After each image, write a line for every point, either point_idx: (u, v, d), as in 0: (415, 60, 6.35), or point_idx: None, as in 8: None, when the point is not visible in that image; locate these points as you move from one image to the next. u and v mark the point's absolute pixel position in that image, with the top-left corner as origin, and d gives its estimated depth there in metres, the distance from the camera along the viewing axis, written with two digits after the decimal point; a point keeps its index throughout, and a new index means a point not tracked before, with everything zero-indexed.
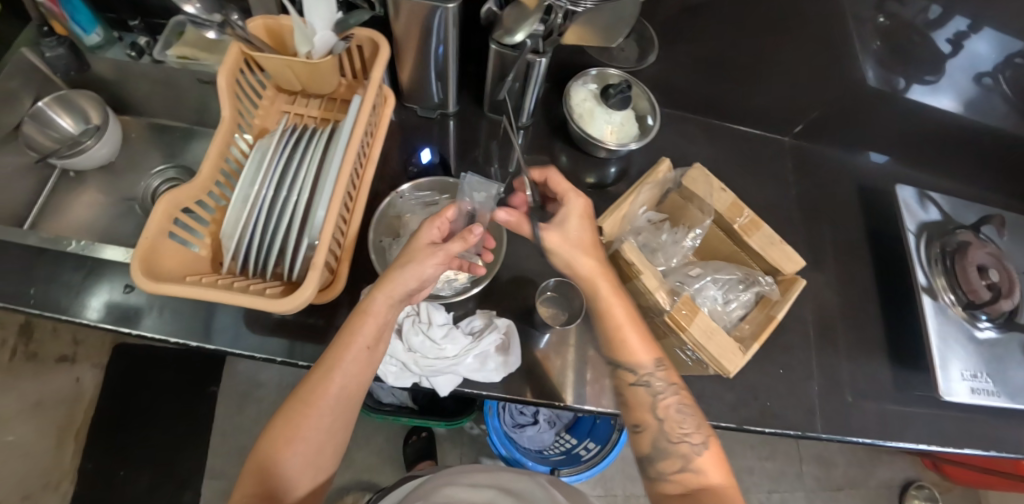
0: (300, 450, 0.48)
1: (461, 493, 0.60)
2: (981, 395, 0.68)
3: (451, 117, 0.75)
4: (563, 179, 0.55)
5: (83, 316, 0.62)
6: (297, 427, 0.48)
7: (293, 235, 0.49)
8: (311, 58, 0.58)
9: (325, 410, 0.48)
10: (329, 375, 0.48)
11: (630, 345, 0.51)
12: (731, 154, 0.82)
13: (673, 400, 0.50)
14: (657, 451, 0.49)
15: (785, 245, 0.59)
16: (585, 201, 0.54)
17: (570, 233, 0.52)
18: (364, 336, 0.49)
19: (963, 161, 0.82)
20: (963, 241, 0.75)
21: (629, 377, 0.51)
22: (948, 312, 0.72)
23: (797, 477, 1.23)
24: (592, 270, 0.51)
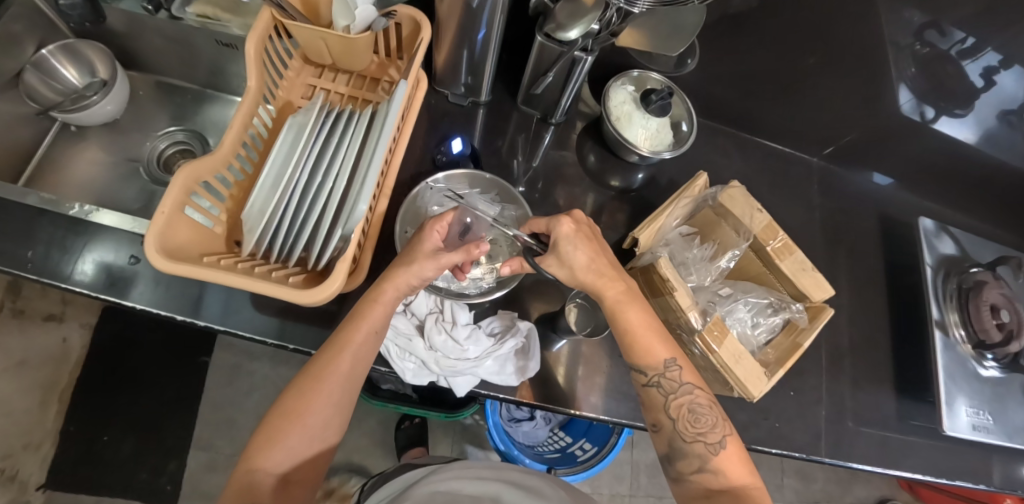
0: (307, 427, 0.46)
1: (463, 487, 0.58)
2: (981, 432, 0.69)
3: (481, 106, 0.72)
4: (540, 218, 0.52)
5: (78, 283, 0.59)
6: (303, 402, 0.46)
7: (321, 225, 0.47)
8: (348, 32, 0.55)
9: (333, 387, 0.46)
10: (337, 355, 0.47)
11: (643, 345, 0.49)
12: (758, 170, 0.81)
13: (687, 399, 0.48)
14: (676, 450, 0.49)
15: (817, 272, 0.58)
16: (570, 219, 0.51)
17: (569, 259, 0.50)
18: (373, 321, 0.47)
19: (984, 197, 0.82)
20: (980, 279, 0.75)
21: (641, 379, 0.50)
22: (958, 347, 0.74)
23: (778, 488, 1.25)
24: (595, 283, 0.50)
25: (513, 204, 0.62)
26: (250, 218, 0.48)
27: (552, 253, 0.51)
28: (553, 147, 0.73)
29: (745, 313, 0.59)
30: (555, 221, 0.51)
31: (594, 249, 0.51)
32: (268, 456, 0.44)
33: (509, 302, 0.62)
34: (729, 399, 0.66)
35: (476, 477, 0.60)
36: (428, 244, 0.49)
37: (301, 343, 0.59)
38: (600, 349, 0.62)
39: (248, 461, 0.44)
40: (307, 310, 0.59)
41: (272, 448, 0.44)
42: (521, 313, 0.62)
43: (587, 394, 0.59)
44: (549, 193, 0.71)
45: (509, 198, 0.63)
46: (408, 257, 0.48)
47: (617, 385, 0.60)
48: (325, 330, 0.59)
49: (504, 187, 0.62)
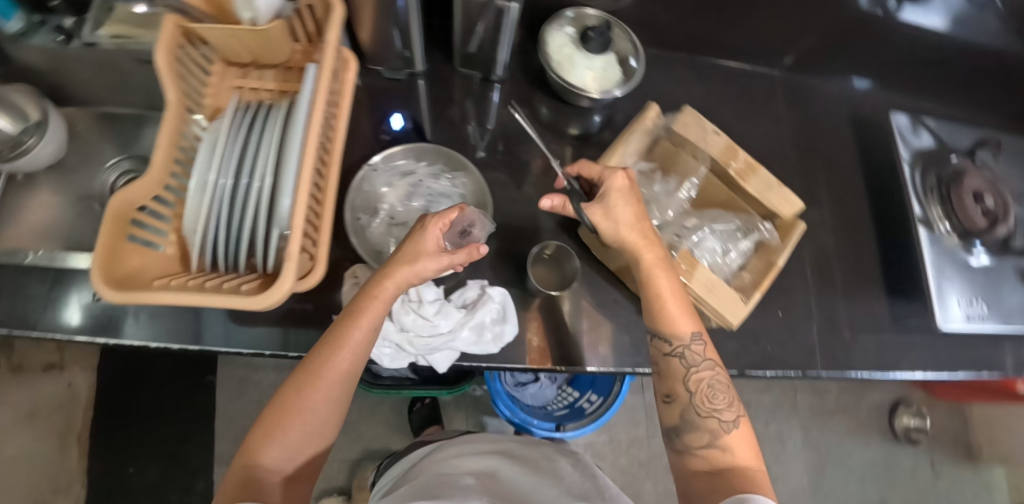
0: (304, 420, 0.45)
1: (467, 463, 0.60)
2: (975, 322, 0.68)
3: (420, 76, 0.69)
4: (595, 165, 0.54)
5: (68, 329, 0.59)
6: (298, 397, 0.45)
7: (257, 227, 0.46)
8: (256, 25, 0.53)
9: (332, 383, 0.46)
10: (335, 350, 0.46)
11: (670, 314, 0.50)
12: (720, 92, 0.77)
13: (707, 374, 0.49)
14: (686, 422, 0.48)
15: (784, 188, 0.56)
16: (625, 173, 0.52)
17: (615, 209, 0.51)
18: (373, 316, 0.47)
19: (957, 81, 0.79)
20: (960, 168, 0.74)
21: (665, 347, 0.50)
22: (944, 241, 0.71)
23: (792, 407, 1.27)
24: (637, 240, 0.51)
25: (461, 169, 0.60)
26: (190, 232, 0.47)
27: (598, 202, 0.51)
28: (502, 106, 0.71)
29: (715, 242, 0.58)
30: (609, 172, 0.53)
31: (636, 209, 0.52)
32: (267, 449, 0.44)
33: (478, 270, 0.61)
34: (716, 330, 0.66)
35: (482, 451, 0.64)
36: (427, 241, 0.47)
37: (282, 346, 0.59)
38: (577, 301, 0.61)
39: (243, 456, 0.44)
40: (280, 314, 0.60)
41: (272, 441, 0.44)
42: (494, 279, 0.61)
43: (569, 349, 0.59)
44: (505, 152, 0.69)
45: (457, 163, 0.61)
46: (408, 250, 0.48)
47: (601, 330, 0.61)
48: (303, 331, 0.60)
49: (450, 153, 0.60)
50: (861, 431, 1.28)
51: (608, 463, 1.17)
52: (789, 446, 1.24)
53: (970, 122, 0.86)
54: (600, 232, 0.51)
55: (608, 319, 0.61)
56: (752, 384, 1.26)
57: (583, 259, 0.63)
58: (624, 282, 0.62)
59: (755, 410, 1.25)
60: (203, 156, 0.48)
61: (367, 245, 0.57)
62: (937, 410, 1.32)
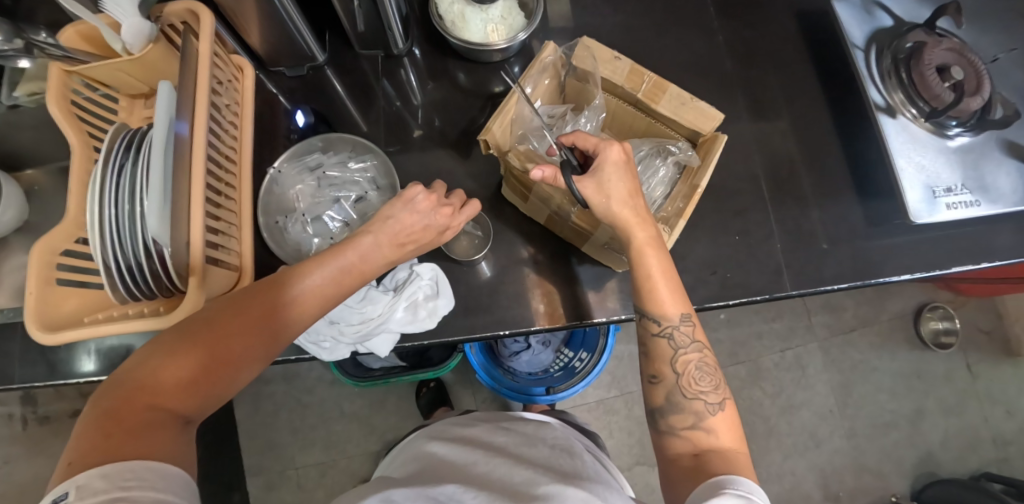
0: (221, 371, 0.38)
1: (441, 450, 0.58)
2: (959, 209, 0.62)
3: (325, 67, 0.68)
4: (589, 135, 0.48)
5: (83, 374, 0.63)
6: (217, 342, 0.37)
7: (150, 243, 0.46)
8: (132, 53, 0.53)
9: (271, 331, 0.40)
10: (281, 295, 0.41)
11: (658, 295, 0.47)
12: (642, 16, 0.72)
13: (695, 356, 0.47)
14: (671, 404, 0.46)
15: (700, 102, 0.52)
16: (621, 146, 0.46)
17: (608, 185, 0.46)
18: (329, 272, 0.43)
19: None
20: (916, 44, 0.67)
21: (652, 328, 0.48)
22: (911, 129, 0.65)
23: (808, 330, 1.21)
24: (631, 216, 0.46)
25: (367, 154, 0.60)
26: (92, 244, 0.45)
27: (591, 177, 0.45)
28: (414, 78, 0.68)
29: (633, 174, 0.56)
30: (603, 144, 0.47)
31: (630, 184, 0.47)
32: (164, 384, 0.35)
33: None
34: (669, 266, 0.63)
35: (468, 435, 0.62)
36: (424, 218, 0.48)
37: None
38: (516, 262, 0.60)
39: (124, 394, 0.34)
40: None
41: (179, 377, 0.36)
42: (428, 256, 0.60)
43: (515, 313, 0.58)
44: (424, 125, 0.66)
45: (363, 149, 0.61)
46: (395, 216, 0.47)
47: (546, 289, 0.59)
48: None
49: (355, 140, 0.60)
50: (885, 343, 1.21)
51: (622, 416, 1.14)
52: (810, 371, 1.19)
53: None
54: (591, 207, 0.46)
55: (552, 277, 0.60)
56: (760, 315, 1.21)
57: (516, 221, 0.61)
58: (558, 234, 0.60)
59: (767, 340, 1.20)
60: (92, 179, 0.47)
61: (288, 246, 0.57)
62: (965, 308, 1.25)
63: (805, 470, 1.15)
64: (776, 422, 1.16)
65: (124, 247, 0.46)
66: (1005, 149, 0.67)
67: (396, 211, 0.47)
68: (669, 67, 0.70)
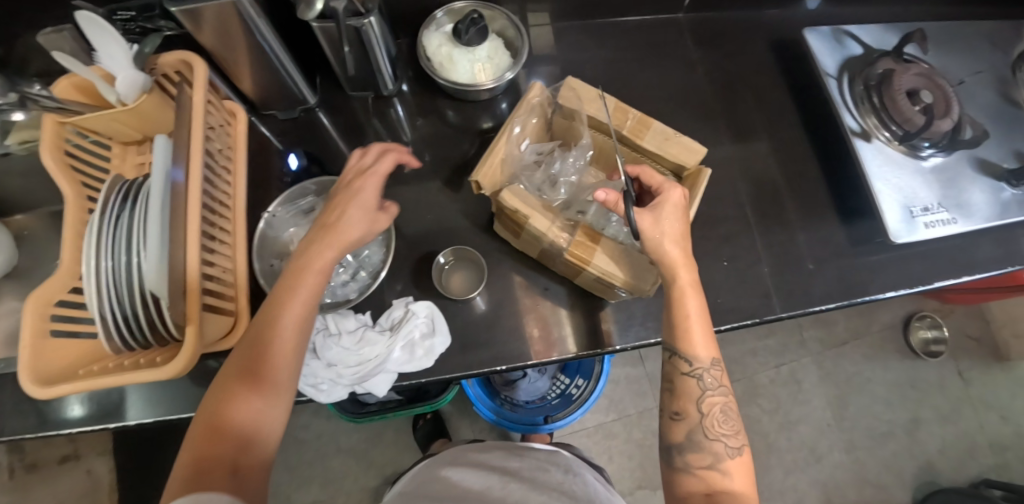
0: (269, 387, 0.41)
1: (459, 475, 0.59)
2: (936, 227, 0.65)
3: (317, 108, 0.69)
4: (656, 174, 0.50)
5: (72, 422, 0.62)
6: (233, 401, 0.39)
7: (144, 294, 0.46)
8: (126, 103, 0.54)
9: (285, 345, 0.42)
10: (271, 337, 0.42)
11: (695, 337, 0.47)
12: (624, 50, 0.75)
13: (721, 400, 0.47)
14: (690, 442, 0.46)
15: (682, 136, 0.54)
16: (682, 190, 0.49)
17: (662, 222, 0.47)
18: (312, 282, 0.44)
19: None
20: (885, 70, 0.69)
21: (683, 366, 0.48)
22: (885, 151, 0.68)
23: (801, 345, 1.23)
24: (679, 256, 0.47)
25: None
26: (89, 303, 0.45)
27: (650, 210, 0.47)
28: (404, 117, 0.70)
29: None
30: (667, 186, 0.50)
31: (682, 227, 0.48)
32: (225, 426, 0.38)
33: (405, 287, 0.61)
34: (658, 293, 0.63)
35: (485, 461, 0.63)
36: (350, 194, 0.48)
37: None
38: (509, 294, 0.61)
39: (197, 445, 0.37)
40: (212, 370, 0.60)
41: (224, 441, 0.38)
42: (422, 292, 0.60)
43: (509, 347, 0.58)
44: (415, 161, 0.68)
45: None
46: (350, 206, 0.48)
47: (540, 321, 0.60)
48: None
49: None
50: (878, 354, 1.23)
51: (622, 440, 1.13)
52: (806, 385, 1.20)
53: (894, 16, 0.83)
54: (644, 239, 0.47)
55: (544, 308, 0.60)
56: (753, 331, 1.23)
57: (508, 254, 0.62)
58: (552, 268, 0.60)
59: (761, 356, 1.21)
60: (86, 231, 0.47)
61: None
62: (953, 316, 1.27)
63: (807, 485, 1.15)
64: (775, 437, 1.17)
65: (120, 298, 0.46)
66: (977, 167, 0.70)
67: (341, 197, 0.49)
68: (653, 98, 0.73)
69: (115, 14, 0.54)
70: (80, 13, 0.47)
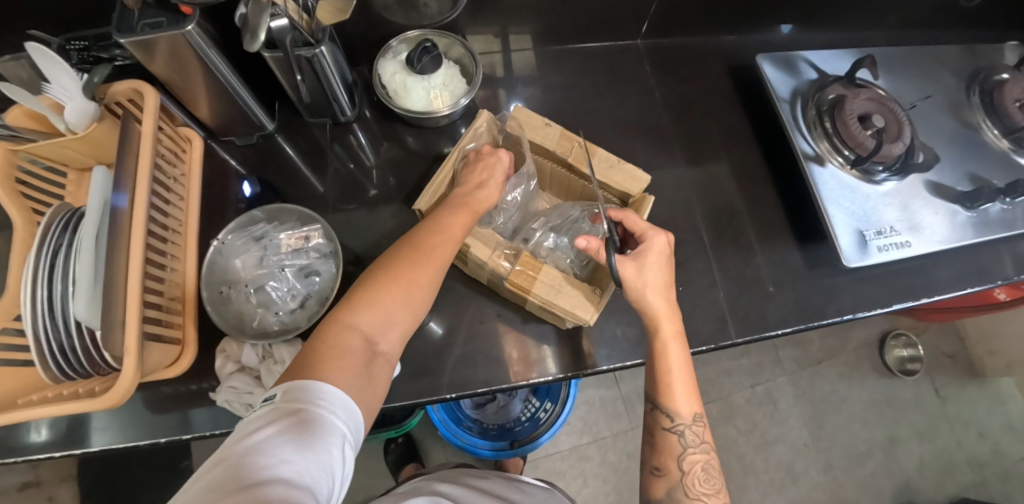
0: (410, 295, 0.43)
1: (455, 492, 0.58)
2: (889, 251, 0.65)
3: (276, 134, 0.70)
4: (640, 220, 0.51)
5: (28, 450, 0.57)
6: (381, 293, 0.41)
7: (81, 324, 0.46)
8: (76, 132, 0.54)
9: (435, 264, 0.45)
10: (410, 262, 0.43)
11: (676, 391, 0.48)
12: (582, 78, 0.76)
13: (701, 458, 0.47)
14: (671, 501, 0.47)
15: (626, 164, 0.56)
16: (666, 237, 0.50)
17: (646, 272, 0.49)
18: (463, 220, 0.49)
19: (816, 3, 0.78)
20: (836, 95, 0.71)
21: (664, 422, 0.48)
22: (839, 175, 0.69)
23: (776, 364, 1.22)
24: (663, 307, 0.49)
25: (314, 222, 0.61)
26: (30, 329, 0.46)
27: (633, 259, 0.49)
28: (363, 142, 0.70)
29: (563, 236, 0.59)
30: (651, 233, 0.51)
31: (666, 276, 0.50)
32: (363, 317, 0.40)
33: None
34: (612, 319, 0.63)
35: (479, 486, 0.62)
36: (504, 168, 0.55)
37: (171, 433, 0.57)
38: (461, 320, 0.61)
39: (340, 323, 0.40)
40: (156, 399, 0.58)
41: (349, 344, 0.38)
42: None
43: (459, 374, 0.58)
44: (372, 186, 0.68)
45: (307, 219, 0.61)
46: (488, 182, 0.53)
47: (492, 346, 0.60)
48: (180, 409, 0.58)
49: (300, 211, 0.61)
50: (853, 373, 1.23)
51: (597, 463, 1.12)
52: (781, 405, 1.20)
53: (847, 42, 0.86)
54: (626, 287, 0.49)
55: (497, 334, 0.60)
56: (728, 351, 1.22)
57: (463, 280, 0.62)
58: (502, 295, 0.61)
59: (737, 376, 1.21)
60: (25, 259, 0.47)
61: (228, 315, 0.56)
62: (928, 334, 1.27)
63: None
64: (752, 459, 1.16)
65: (59, 328, 0.46)
66: (931, 190, 0.71)
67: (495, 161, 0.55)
68: (610, 123, 0.74)
69: (68, 44, 0.54)
70: (30, 44, 0.48)
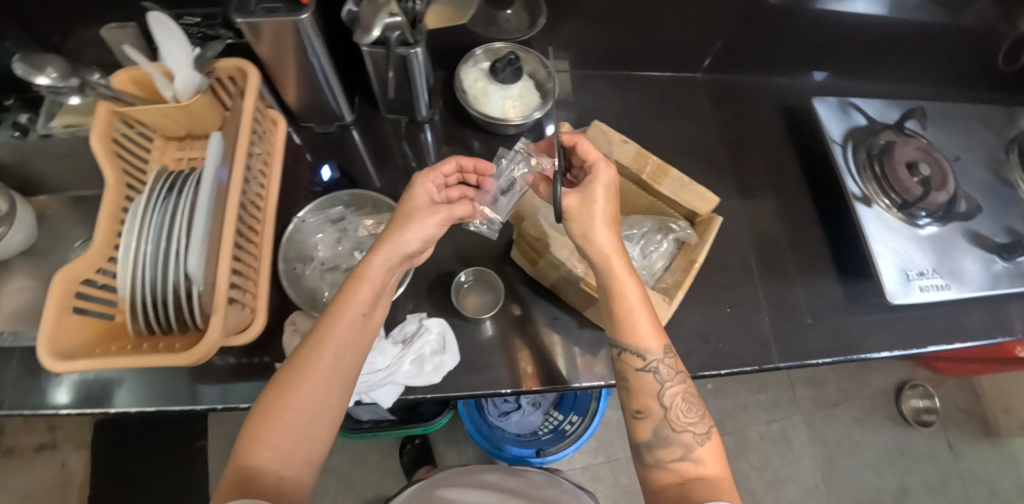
0: (311, 402, 0.44)
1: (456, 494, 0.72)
2: (930, 292, 0.67)
3: (352, 126, 0.73)
4: (592, 147, 0.51)
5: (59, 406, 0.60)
6: (281, 411, 0.43)
7: (178, 282, 0.48)
8: (180, 100, 0.57)
9: (326, 368, 0.45)
10: (293, 392, 0.43)
11: (636, 328, 0.47)
12: (642, 102, 0.80)
13: (680, 388, 0.48)
14: (658, 438, 0.46)
15: (696, 185, 0.58)
16: (614, 170, 0.50)
17: (592, 203, 0.48)
18: (360, 302, 0.47)
19: (866, 54, 0.83)
20: (887, 141, 0.74)
21: (635, 362, 0.48)
22: (885, 216, 0.71)
23: (792, 403, 1.23)
24: (609, 243, 0.48)
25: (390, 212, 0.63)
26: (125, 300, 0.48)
27: (579, 191, 0.49)
28: (433, 143, 0.73)
29: (634, 247, 0.59)
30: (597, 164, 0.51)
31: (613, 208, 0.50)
32: (264, 443, 0.42)
33: (417, 303, 0.62)
34: None
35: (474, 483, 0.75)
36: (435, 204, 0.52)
37: (227, 400, 0.58)
38: (517, 320, 0.62)
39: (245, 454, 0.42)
40: (210, 368, 0.60)
41: (255, 481, 0.41)
42: (435, 309, 0.62)
43: (513, 372, 0.59)
44: None
45: (383, 208, 0.63)
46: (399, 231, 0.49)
47: (546, 348, 0.61)
48: (237, 380, 0.59)
49: (376, 198, 0.64)
50: (868, 419, 1.23)
51: (608, 484, 1.12)
52: (795, 444, 1.20)
53: (893, 95, 0.90)
54: (572, 217, 0.48)
55: (552, 337, 0.62)
56: (746, 385, 1.23)
57: (521, 281, 0.65)
58: (561, 298, 0.63)
59: (753, 411, 1.21)
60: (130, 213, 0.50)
61: (302, 290, 0.59)
62: (944, 387, 1.28)
63: None
64: (763, 495, 1.15)
65: (153, 283, 0.48)
66: (970, 239, 0.73)
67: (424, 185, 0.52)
68: (668, 149, 0.77)
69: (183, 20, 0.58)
70: (153, 14, 0.52)
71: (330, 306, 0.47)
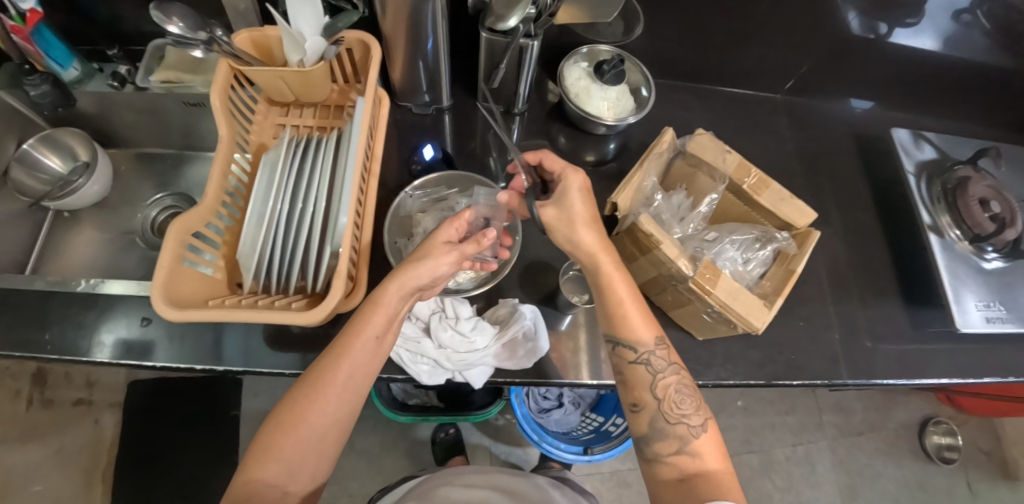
0: (322, 419, 0.44)
1: (456, 494, 0.67)
2: (997, 324, 0.68)
3: (446, 111, 0.74)
4: (556, 160, 0.53)
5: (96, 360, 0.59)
6: (290, 428, 0.44)
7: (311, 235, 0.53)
8: (303, 66, 0.57)
9: (338, 389, 0.45)
10: (307, 408, 0.44)
11: (630, 320, 0.51)
12: (723, 116, 0.82)
13: (673, 379, 0.50)
14: (655, 430, 0.48)
15: (796, 200, 0.59)
16: (582, 175, 0.52)
17: (569, 208, 0.51)
18: (375, 326, 0.47)
19: (937, 92, 0.85)
20: (963, 177, 0.76)
21: (629, 355, 0.51)
22: (956, 247, 0.73)
23: (818, 427, 1.24)
24: (592, 241, 0.50)
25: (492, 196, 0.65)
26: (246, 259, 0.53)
27: (552, 202, 0.51)
28: (522, 134, 0.75)
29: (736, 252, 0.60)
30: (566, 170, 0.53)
31: (590, 209, 0.52)
32: (271, 456, 0.43)
33: (506, 289, 0.63)
34: (738, 340, 0.66)
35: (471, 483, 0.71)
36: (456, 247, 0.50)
37: None
38: None
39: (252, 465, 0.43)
40: (297, 334, 0.60)
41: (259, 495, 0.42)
42: (524, 296, 0.63)
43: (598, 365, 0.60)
44: None
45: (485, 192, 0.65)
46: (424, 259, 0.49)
47: None
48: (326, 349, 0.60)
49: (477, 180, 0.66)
50: (891, 450, 1.25)
51: (634, 491, 1.12)
52: (818, 468, 1.21)
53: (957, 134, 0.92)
54: (554, 228, 0.52)
55: None
56: (774, 405, 1.25)
57: None
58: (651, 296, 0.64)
59: (780, 432, 1.22)
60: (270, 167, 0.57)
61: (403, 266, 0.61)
62: (967, 427, 1.30)
63: None
64: None
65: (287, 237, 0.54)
66: None
67: (444, 230, 0.51)
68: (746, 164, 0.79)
69: None
70: None
71: (346, 328, 0.47)
